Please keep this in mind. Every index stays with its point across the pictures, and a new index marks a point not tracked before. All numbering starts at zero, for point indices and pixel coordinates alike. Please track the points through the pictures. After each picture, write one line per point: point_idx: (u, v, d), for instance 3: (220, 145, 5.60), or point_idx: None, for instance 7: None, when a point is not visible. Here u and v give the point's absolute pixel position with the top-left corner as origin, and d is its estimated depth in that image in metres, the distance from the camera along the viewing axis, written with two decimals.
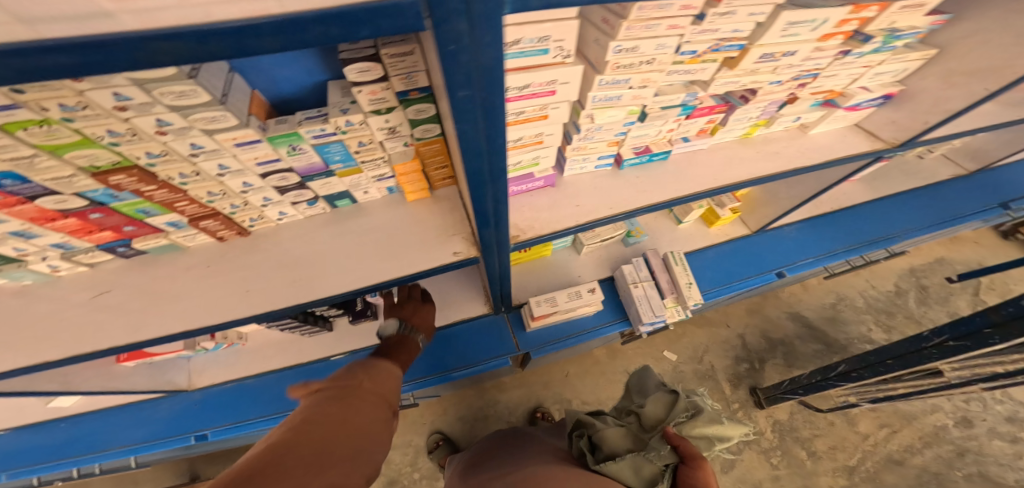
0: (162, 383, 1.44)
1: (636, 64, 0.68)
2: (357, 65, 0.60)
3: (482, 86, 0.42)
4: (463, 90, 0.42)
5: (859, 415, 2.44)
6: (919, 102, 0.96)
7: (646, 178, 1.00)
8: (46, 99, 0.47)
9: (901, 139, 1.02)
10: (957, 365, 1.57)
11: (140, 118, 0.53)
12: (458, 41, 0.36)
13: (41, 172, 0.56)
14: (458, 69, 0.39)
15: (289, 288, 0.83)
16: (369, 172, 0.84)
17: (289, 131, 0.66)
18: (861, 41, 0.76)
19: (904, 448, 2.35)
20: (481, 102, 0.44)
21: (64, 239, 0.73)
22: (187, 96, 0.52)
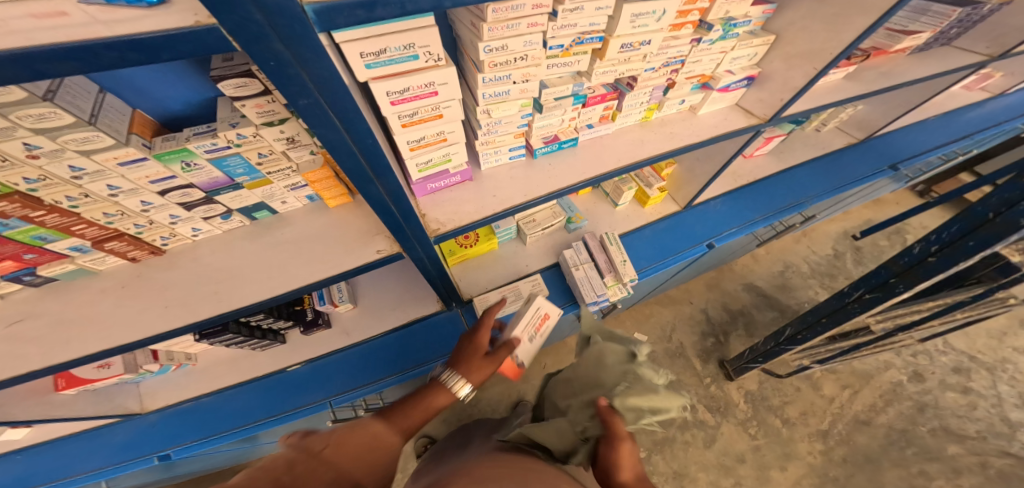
0: (112, 408, 1.39)
1: (512, 61, 0.73)
2: (230, 82, 0.62)
3: (324, 95, 0.46)
4: (303, 100, 0.45)
5: (823, 378, 2.63)
6: (774, 82, 1.05)
7: (558, 165, 1.06)
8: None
9: (769, 115, 1.11)
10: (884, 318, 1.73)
11: (6, 143, 0.54)
12: (277, 58, 0.39)
13: None
14: (291, 82, 0.42)
15: (210, 300, 0.85)
16: (280, 183, 0.86)
17: (177, 147, 0.68)
18: (706, 28, 0.87)
19: (869, 408, 2.54)
20: (330, 108, 0.48)
21: None
22: (50, 118, 0.54)
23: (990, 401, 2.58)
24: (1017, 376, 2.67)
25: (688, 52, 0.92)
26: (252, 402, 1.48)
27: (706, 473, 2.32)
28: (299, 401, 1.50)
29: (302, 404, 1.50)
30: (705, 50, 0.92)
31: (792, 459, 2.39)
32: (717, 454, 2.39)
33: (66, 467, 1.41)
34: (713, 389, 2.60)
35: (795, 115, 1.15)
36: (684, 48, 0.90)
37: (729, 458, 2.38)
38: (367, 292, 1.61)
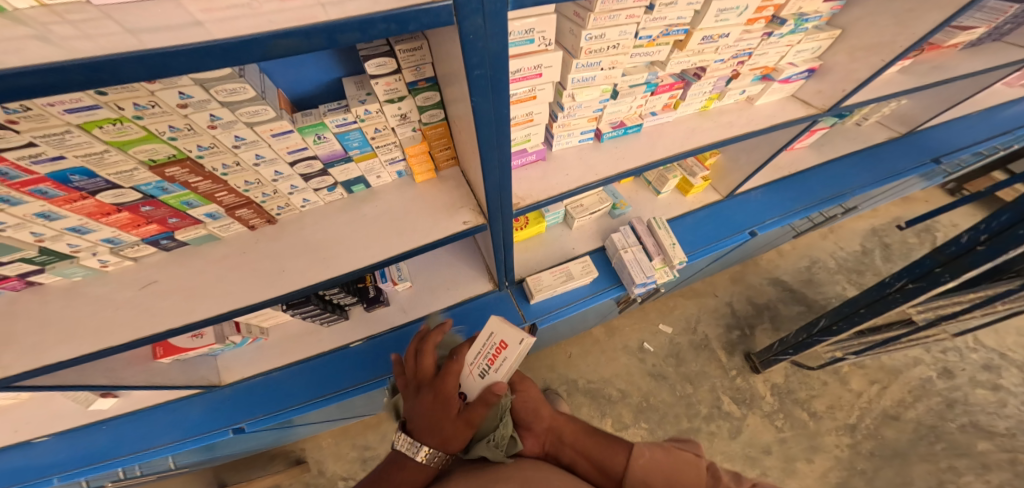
0: (196, 379, 1.47)
1: (604, 49, 0.82)
2: (375, 60, 0.72)
3: (491, 66, 0.55)
4: (478, 70, 0.54)
5: (850, 373, 2.66)
6: (836, 74, 1.14)
7: (623, 148, 1.14)
8: (124, 100, 0.57)
9: (828, 105, 1.20)
10: (922, 308, 1.77)
11: (196, 114, 0.64)
12: (475, 32, 0.49)
13: (107, 166, 0.65)
14: (475, 53, 0.52)
15: (321, 265, 0.93)
16: (383, 157, 0.96)
17: (315, 121, 0.78)
18: (779, 23, 0.95)
19: (898, 403, 2.57)
20: (491, 78, 0.57)
21: (115, 233, 0.81)
22: (237, 92, 0.64)
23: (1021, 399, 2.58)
24: None
25: (758, 44, 1.00)
26: (313, 378, 1.57)
27: (733, 463, 2.36)
28: (360, 377, 1.58)
29: (361, 380, 1.57)
30: (773, 43, 1.01)
31: (819, 452, 2.41)
32: (743, 444, 2.43)
33: (148, 438, 1.48)
34: (739, 381, 2.64)
35: (858, 103, 1.21)
36: (755, 41, 0.98)
37: (755, 450, 2.42)
38: (421, 273, 1.71)
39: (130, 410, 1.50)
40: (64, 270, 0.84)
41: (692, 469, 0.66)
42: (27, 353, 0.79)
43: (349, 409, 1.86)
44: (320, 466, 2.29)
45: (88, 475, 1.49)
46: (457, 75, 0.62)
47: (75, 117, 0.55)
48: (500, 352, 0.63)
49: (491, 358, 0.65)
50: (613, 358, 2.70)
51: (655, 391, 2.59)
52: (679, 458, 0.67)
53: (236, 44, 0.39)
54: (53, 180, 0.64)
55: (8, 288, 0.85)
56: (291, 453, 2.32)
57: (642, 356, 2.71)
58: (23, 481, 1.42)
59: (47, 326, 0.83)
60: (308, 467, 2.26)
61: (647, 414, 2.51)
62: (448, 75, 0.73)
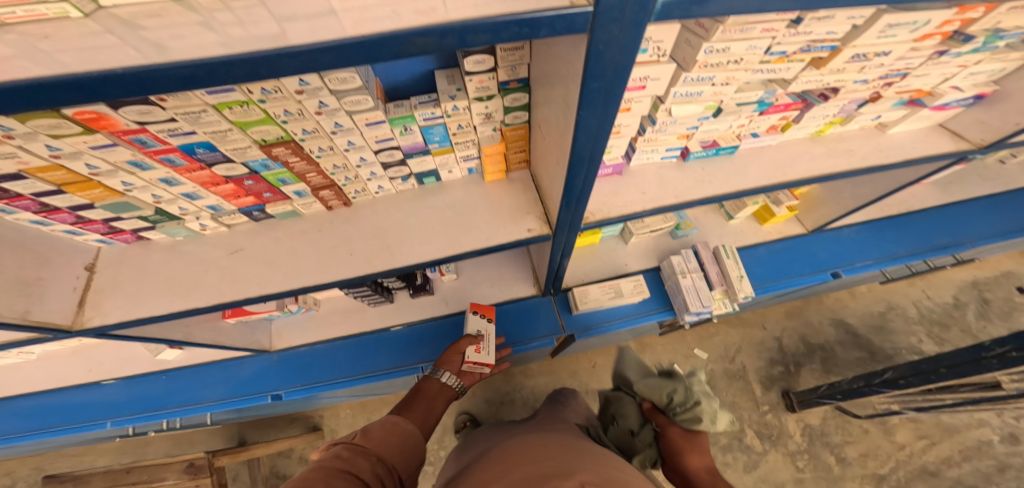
0: (253, 342, 1.56)
1: (723, 63, 0.71)
2: (475, 57, 0.67)
3: (610, 80, 0.49)
4: (595, 82, 0.48)
5: (897, 424, 2.38)
6: (1014, 102, 0.97)
7: (711, 171, 1.04)
8: (254, 84, 0.54)
9: (988, 141, 1.02)
10: (1016, 376, 1.54)
11: (308, 101, 0.61)
12: (607, 42, 0.43)
13: (228, 143, 0.63)
14: (599, 65, 0.46)
15: (385, 255, 0.91)
16: (459, 153, 0.91)
17: (406, 113, 0.74)
18: (961, 41, 0.75)
19: (941, 459, 2.30)
20: (605, 93, 0.51)
21: (219, 201, 0.79)
22: (348, 82, 0.60)
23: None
24: None
25: (920, 64, 0.83)
26: (356, 354, 1.62)
27: None
28: (397, 361, 1.61)
29: (400, 363, 1.61)
30: (943, 63, 0.83)
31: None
32: (757, 479, 2.29)
33: (198, 394, 1.63)
34: (769, 417, 2.45)
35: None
36: (917, 61, 0.81)
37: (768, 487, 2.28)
38: (469, 267, 1.69)
39: (191, 363, 1.64)
40: (171, 230, 0.86)
41: None
42: (126, 302, 0.83)
43: (379, 388, 1.90)
44: (333, 433, 2.42)
45: (140, 423, 1.65)
46: (565, 82, 0.56)
47: (213, 98, 0.53)
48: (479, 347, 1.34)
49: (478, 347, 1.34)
50: None
51: None
52: None
53: (375, 42, 0.36)
54: (182, 151, 0.63)
55: (121, 240, 0.89)
56: (309, 419, 2.46)
57: None
58: (85, 419, 1.59)
59: (148, 278, 0.87)
60: (323, 434, 2.38)
61: None
62: (546, 76, 0.67)
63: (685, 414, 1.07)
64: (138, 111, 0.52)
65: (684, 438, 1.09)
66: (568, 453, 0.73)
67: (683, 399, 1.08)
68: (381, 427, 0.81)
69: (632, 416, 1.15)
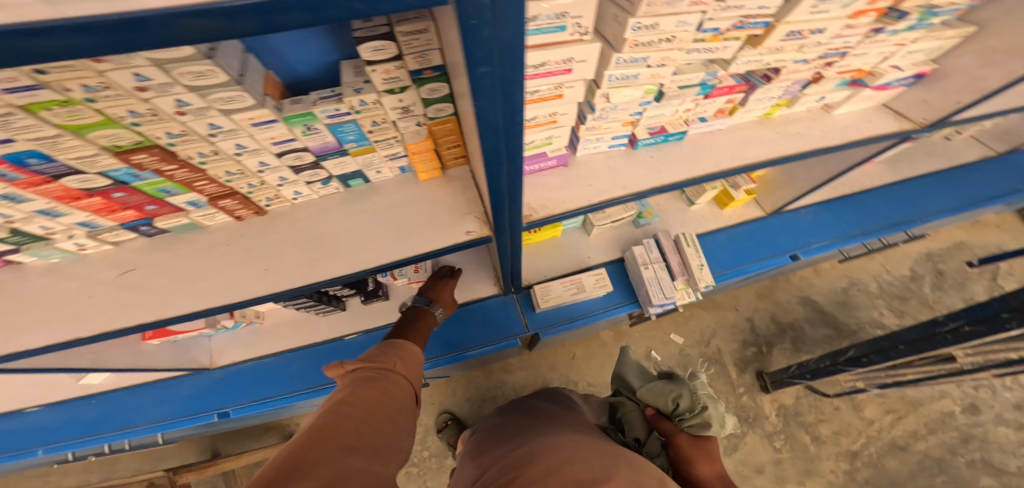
0: (186, 361, 1.48)
1: (655, 42, 0.65)
2: (371, 43, 0.58)
3: (502, 63, 0.41)
4: (483, 67, 0.40)
5: (866, 401, 2.46)
6: (952, 81, 0.95)
7: (660, 158, 0.99)
8: (69, 80, 0.43)
9: (930, 120, 0.99)
10: (971, 351, 1.59)
11: (160, 99, 0.50)
12: (479, 16, 0.34)
13: (65, 151, 0.53)
14: (481, 45, 0.37)
15: (305, 269, 0.82)
16: (383, 151, 0.80)
17: (304, 110, 0.63)
18: (895, 18, 0.73)
19: (909, 434, 2.37)
20: (501, 78, 0.43)
21: (90, 217, 0.68)
22: (206, 76, 0.50)
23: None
24: None
25: (857, 42, 0.79)
26: (310, 366, 1.53)
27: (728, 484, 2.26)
28: None
29: None
30: (879, 41, 0.80)
31: (813, 475, 2.28)
32: (736, 462, 2.31)
33: (136, 417, 1.50)
34: (745, 399, 2.50)
35: (970, 118, 1.01)
36: (855, 39, 0.77)
37: (748, 469, 2.30)
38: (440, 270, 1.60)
39: (123, 384, 1.52)
40: (40, 251, 0.74)
41: None
42: None
43: None
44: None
45: (74, 449, 1.53)
46: (460, 66, 0.47)
47: (15, 98, 0.43)
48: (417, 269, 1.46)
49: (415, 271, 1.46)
50: None
51: None
52: None
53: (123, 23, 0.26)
54: (9, 162, 0.52)
55: None
56: (285, 427, 2.34)
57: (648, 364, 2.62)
58: (10, 450, 1.46)
59: (27, 308, 0.75)
60: None
61: None
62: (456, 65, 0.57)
63: (694, 417, 0.93)
64: None
65: (693, 443, 0.92)
66: (593, 451, 0.76)
67: (690, 401, 0.94)
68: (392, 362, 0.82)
69: (640, 426, 1.02)
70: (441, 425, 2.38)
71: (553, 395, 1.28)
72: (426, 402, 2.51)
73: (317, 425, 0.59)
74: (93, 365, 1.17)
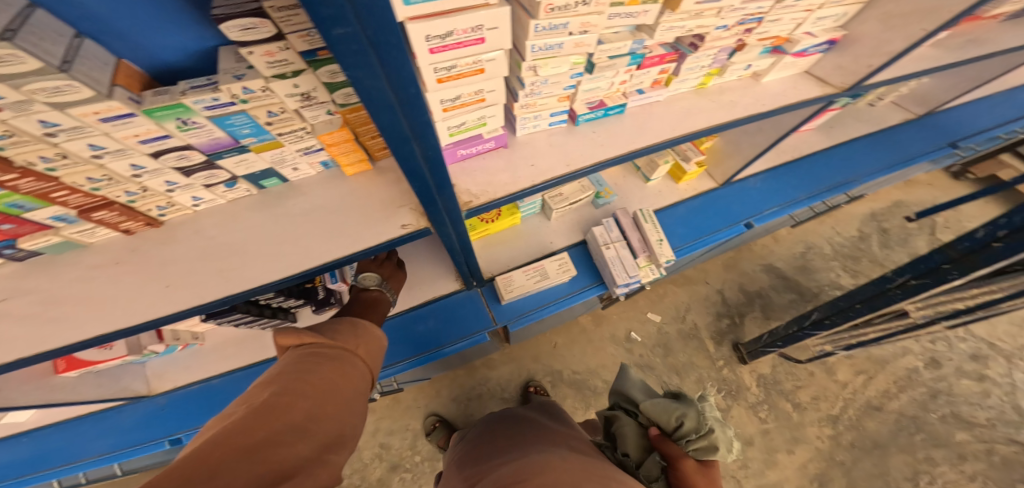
0: (118, 390, 1.34)
1: (572, 5, 0.62)
2: (237, 21, 0.50)
3: (367, 22, 0.33)
4: (339, 28, 0.32)
5: (837, 364, 2.61)
6: (862, 45, 0.94)
7: (603, 133, 0.95)
8: None
9: (848, 84, 0.99)
10: (921, 305, 1.70)
11: None
12: None
13: None
14: (325, 2, 0.29)
15: (216, 281, 0.74)
16: (292, 146, 0.73)
17: (171, 102, 0.55)
18: None
19: (882, 394, 2.52)
20: (370, 41, 0.34)
21: None
22: (7, 62, 0.42)
23: (1005, 389, 2.56)
24: None
25: (769, 9, 0.81)
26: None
27: None
28: None
29: None
30: (788, 9, 0.82)
31: (801, 443, 2.37)
32: None
33: (76, 451, 1.37)
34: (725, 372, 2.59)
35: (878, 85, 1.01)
36: (766, 4, 0.78)
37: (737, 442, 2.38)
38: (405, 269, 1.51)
39: (58, 418, 1.40)
40: None
41: None
42: None
43: None
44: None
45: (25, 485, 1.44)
46: None
47: None
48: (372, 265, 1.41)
49: None
50: (599, 348, 2.65)
51: None
52: None
53: None
54: None
55: None
56: None
57: (628, 346, 2.66)
58: None
59: None
60: None
61: None
62: None
63: (699, 441, 0.93)
64: None
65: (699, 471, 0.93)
66: (580, 476, 0.77)
67: (697, 424, 0.95)
68: (359, 341, 0.76)
69: (641, 446, 1.03)
70: (429, 429, 2.30)
71: (544, 408, 1.28)
72: (410, 407, 2.45)
73: (268, 400, 0.54)
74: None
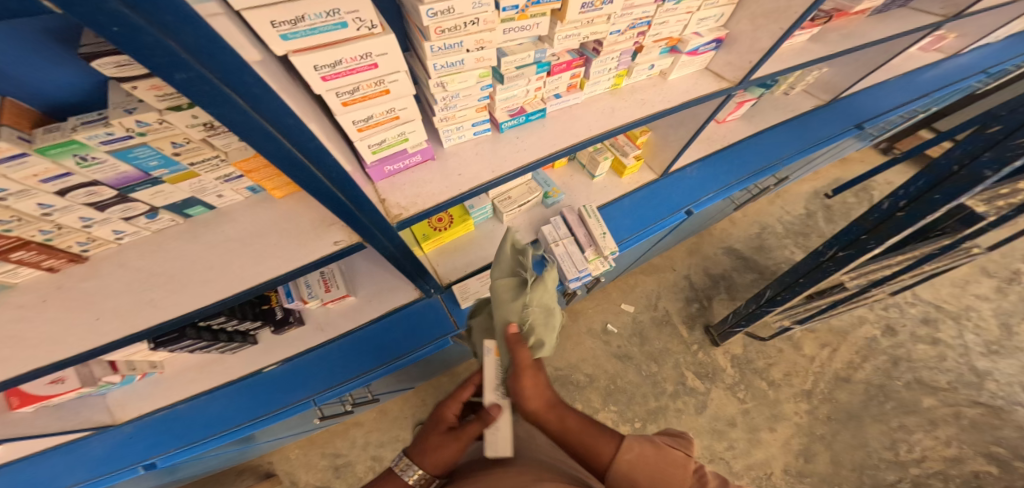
0: (80, 422, 1.33)
1: (461, 26, 0.67)
2: (107, 60, 0.51)
3: (210, 66, 0.36)
4: (180, 73, 0.36)
5: (803, 338, 2.77)
6: (741, 43, 1.04)
7: (526, 138, 1.01)
8: None
9: (738, 78, 1.09)
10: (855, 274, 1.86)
11: None
12: (122, 21, 0.30)
13: None
14: (156, 54, 0.33)
15: (146, 310, 0.75)
16: (210, 174, 0.74)
17: (63, 139, 0.56)
18: None
19: (848, 365, 2.69)
20: (220, 81, 0.38)
21: None
22: None
23: (958, 351, 2.78)
24: (979, 323, 2.90)
25: (654, 12, 0.91)
26: (239, 401, 1.47)
27: (700, 438, 2.43)
28: (284, 400, 1.48)
29: (290, 401, 1.48)
30: (671, 11, 0.92)
31: (781, 420, 2.50)
32: (707, 419, 2.50)
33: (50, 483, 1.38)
34: (699, 355, 2.71)
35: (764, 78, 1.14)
36: (649, 9, 0.89)
37: (720, 423, 2.49)
38: (365, 282, 1.54)
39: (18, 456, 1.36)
40: None
41: (678, 469, 0.68)
42: None
43: (290, 426, 1.78)
44: (291, 475, 2.35)
45: None
46: None
47: None
48: (329, 282, 1.42)
49: (324, 286, 1.41)
50: (577, 342, 2.72)
51: (621, 372, 2.63)
52: (668, 456, 0.69)
53: None
54: None
55: None
56: (258, 467, 2.35)
57: (606, 338, 2.74)
58: None
59: None
60: (279, 480, 2.30)
61: (616, 397, 2.55)
62: None
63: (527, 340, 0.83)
64: None
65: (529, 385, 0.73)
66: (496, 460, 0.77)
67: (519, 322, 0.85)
68: None
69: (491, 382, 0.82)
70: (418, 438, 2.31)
71: None
72: (398, 418, 2.50)
73: None
74: None
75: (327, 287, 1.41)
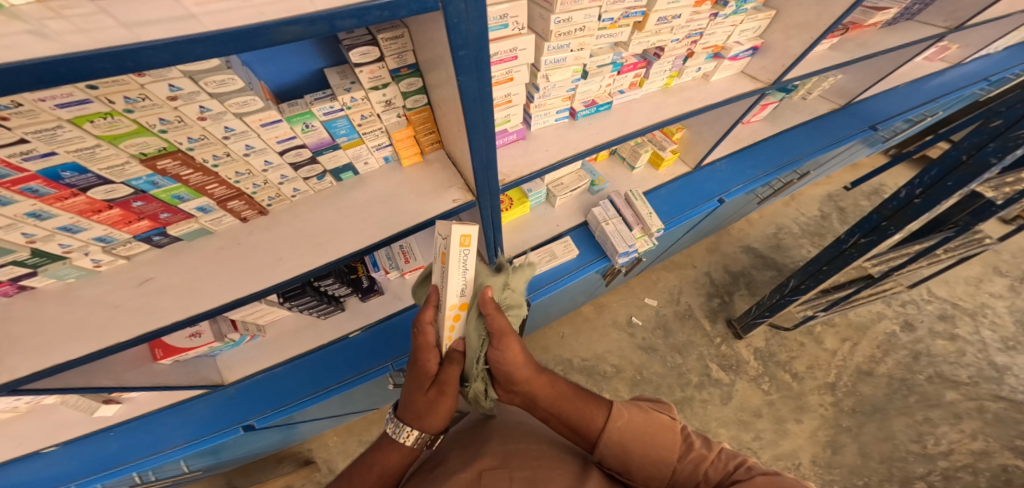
0: (199, 379, 1.50)
1: (572, 31, 0.91)
2: (360, 48, 0.77)
3: (474, 47, 0.61)
4: (462, 50, 0.60)
5: (823, 333, 2.90)
6: (775, 51, 1.27)
7: (596, 125, 1.23)
8: (114, 94, 0.59)
9: (772, 79, 1.32)
10: (877, 261, 1.99)
11: (187, 107, 0.67)
12: (458, 15, 0.54)
13: (99, 161, 0.68)
14: (459, 36, 0.58)
15: (317, 250, 0.97)
16: (369, 143, 1.00)
17: (303, 110, 0.81)
18: (722, 5, 1.09)
19: (870, 359, 2.80)
20: (473, 57, 0.62)
21: (107, 231, 0.82)
22: (227, 83, 0.67)
23: (976, 346, 2.88)
24: (995, 320, 3.02)
25: (706, 24, 1.14)
26: (324, 366, 1.65)
27: (727, 428, 2.52)
28: (368, 363, 1.68)
29: (370, 365, 1.68)
30: (720, 23, 1.16)
31: (806, 412, 2.61)
32: (733, 409, 2.62)
33: (159, 442, 1.52)
34: (723, 347, 2.85)
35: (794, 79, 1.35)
36: (703, 22, 1.12)
37: (746, 413, 2.60)
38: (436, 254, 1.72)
39: (132, 415, 1.51)
40: (58, 271, 0.84)
41: (665, 429, 0.77)
42: (34, 355, 0.79)
43: (354, 400, 1.94)
44: (328, 462, 2.46)
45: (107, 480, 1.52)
46: (441, 56, 0.67)
47: (66, 111, 0.58)
48: (405, 254, 1.60)
49: (403, 259, 1.60)
50: (604, 334, 2.89)
51: (647, 363, 2.77)
52: (655, 419, 0.78)
53: (245, 31, 0.44)
54: (45, 177, 0.66)
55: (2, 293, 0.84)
56: (299, 454, 2.48)
57: (631, 330, 2.90)
58: None
59: (51, 327, 0.83)
60: (317, 467, 2.41)
61: (642, 386, 2.68)
62: (429, 60, 0.78)
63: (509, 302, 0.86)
64: (41, 131, 0.58)
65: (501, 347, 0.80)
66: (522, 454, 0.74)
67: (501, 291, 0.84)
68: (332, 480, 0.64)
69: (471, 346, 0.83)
70: None
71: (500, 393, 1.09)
72: None
73: None
74: (116, 384, 1.19)
75: (405, 259, 1.60)
